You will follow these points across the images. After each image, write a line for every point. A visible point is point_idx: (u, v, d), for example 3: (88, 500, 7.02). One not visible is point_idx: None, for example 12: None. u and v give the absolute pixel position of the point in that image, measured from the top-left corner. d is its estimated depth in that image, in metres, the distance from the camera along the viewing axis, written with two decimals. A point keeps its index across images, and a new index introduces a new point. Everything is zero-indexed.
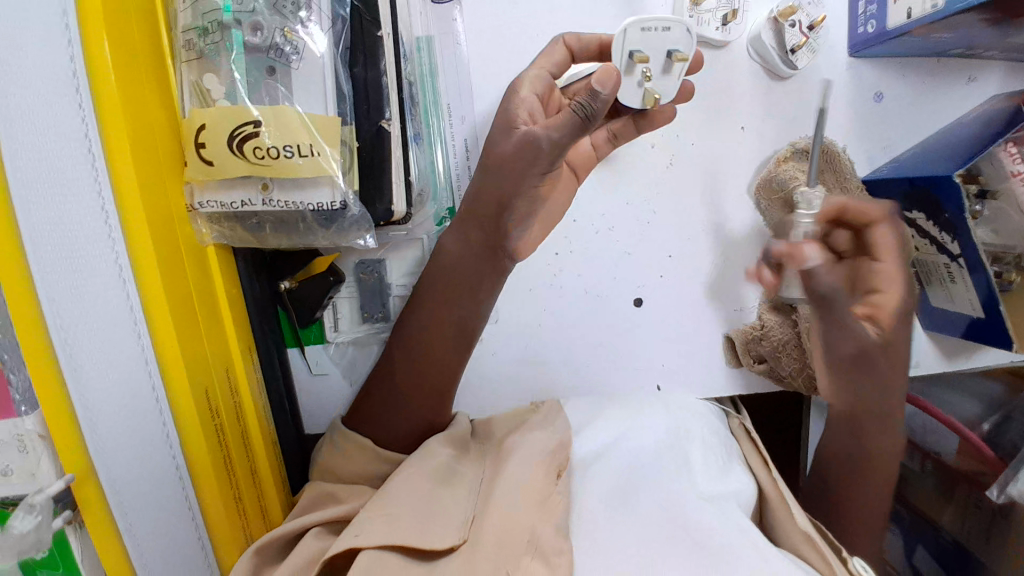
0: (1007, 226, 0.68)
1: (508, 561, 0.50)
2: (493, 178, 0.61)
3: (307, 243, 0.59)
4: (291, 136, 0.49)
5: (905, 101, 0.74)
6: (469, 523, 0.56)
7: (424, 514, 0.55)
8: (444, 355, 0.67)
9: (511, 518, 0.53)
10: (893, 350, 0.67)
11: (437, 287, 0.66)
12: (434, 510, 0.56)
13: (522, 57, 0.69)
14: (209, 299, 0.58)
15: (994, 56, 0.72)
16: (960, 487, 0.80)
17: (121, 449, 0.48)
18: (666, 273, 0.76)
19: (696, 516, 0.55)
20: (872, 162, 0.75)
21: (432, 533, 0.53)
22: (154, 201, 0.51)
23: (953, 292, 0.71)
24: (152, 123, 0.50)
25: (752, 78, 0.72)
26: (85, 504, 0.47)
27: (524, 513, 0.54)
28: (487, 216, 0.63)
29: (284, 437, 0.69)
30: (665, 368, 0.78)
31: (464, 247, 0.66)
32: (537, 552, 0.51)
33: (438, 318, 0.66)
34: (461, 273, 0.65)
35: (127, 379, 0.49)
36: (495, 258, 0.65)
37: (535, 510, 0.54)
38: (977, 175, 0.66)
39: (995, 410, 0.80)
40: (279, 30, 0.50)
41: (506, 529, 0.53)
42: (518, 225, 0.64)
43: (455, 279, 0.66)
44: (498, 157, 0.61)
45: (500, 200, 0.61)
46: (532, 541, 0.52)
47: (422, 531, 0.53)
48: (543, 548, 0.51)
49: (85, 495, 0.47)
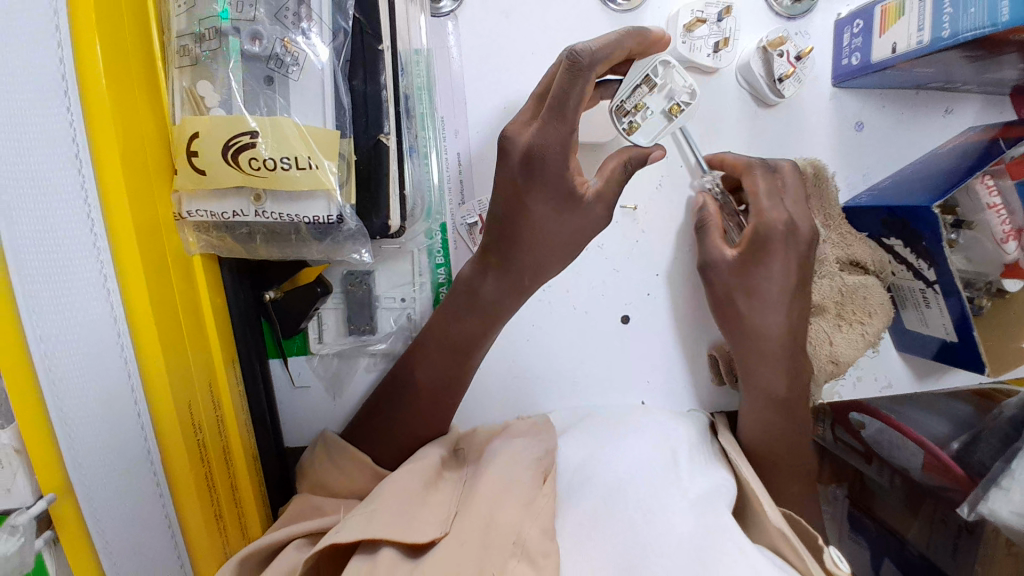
0: (980, 255, 0.72)
1: (493, 562, 0.50)
2: (535, 249, 0.64)
3: (299, 255, 0.58)
4: (289, 147, 0.48)
5: (885, 130, 0.76)
6: (450, 518, 0.55)
7: (407, 512, 0.55)
8: (449, 374, 0.68)
9: (495, 521, 0.53)
10: (769, 313, 0.70)
11: (464, 314, 0.67)
12: (418, 508, 0.56)
13: (517, 74, 0.70)
14: (194, 307, 0.56)
15: (971, 89, 0.75)
16: (926, 504, 0.86)
17: (103, 467, 0.46)
18: (653, 291, 0.77)
19: (674, 521, 0.56)
20: (852, 189, 0.77)
21: (417, 527, 0.53)
22: (143, 208, 0.49)
23: (927, 316, 0.73)
24: (142, 128, 0.49)
25: (739, 104, 0.74)
26: (61, 522, 0.45)
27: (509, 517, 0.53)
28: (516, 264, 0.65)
29: (264, 451, 0.67)
30: (651, 385, 0.79)
31: (494, 282, 0.66)
32: (524, 555, 0.51)
33: (460, 356, 0.68)
34: (484, 305, 0.66)
35: (107, 398, 0.46)
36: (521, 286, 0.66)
37: (522, 516, 0.54)
38: (953, 207, 0.71)
39: (965, 430, 0.83)
40: (279, 40, 0.49)
41: (491, 532, 0.52)
42: (548, 268, 0.66)
43: (478, 309, 0.66)
44: (534, 229, 0.63)
45: (536, 265, 0.65)
46: (518, 542, 0.51)
47: (406, 526, 0.53)
48: (529, 550, 0.51)
49: (60, 512, 0.45)
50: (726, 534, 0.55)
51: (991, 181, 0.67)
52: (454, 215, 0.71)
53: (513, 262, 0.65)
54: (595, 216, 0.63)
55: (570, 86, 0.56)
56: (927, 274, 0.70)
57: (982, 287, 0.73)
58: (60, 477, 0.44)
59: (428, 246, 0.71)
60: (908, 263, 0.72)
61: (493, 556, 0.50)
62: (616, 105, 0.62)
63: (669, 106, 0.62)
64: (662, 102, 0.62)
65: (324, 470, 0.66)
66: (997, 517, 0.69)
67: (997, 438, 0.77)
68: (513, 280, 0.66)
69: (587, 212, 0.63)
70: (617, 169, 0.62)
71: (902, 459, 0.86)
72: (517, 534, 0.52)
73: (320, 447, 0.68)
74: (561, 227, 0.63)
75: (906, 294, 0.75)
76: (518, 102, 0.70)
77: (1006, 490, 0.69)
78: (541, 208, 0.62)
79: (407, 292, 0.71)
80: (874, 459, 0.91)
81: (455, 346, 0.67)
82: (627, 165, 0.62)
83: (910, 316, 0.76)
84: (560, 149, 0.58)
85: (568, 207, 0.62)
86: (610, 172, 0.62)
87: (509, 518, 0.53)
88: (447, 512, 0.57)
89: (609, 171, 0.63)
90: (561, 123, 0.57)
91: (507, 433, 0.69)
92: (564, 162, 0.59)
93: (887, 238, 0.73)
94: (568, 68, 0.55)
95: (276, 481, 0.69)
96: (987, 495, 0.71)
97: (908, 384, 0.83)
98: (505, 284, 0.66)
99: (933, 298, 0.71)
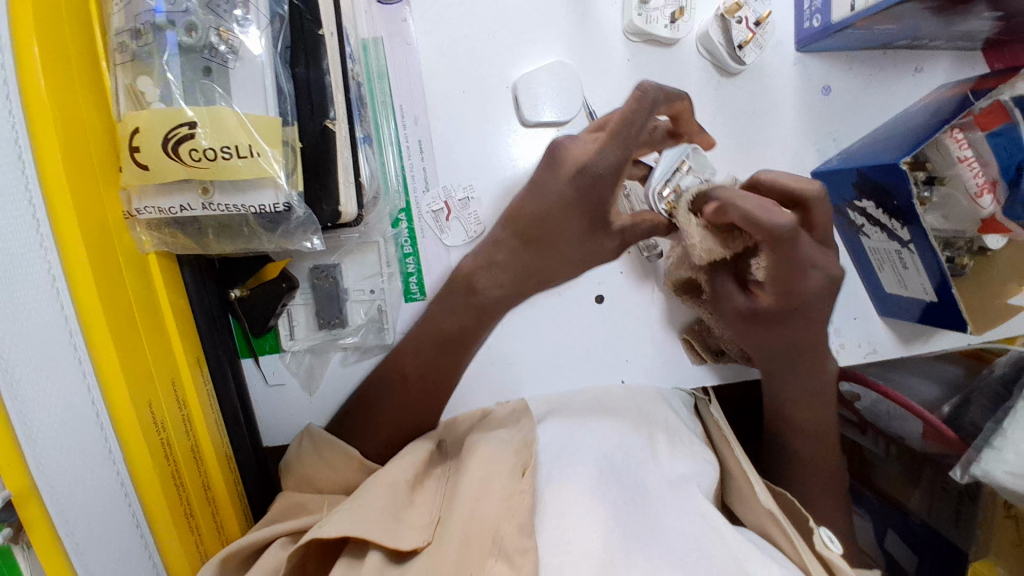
0: (956, 212, 0.71)
1: (471, 563, 0.49)
2: (540, 253, 0.66)
3: (253, 247, 0.58)
4: (230, 136, 0.48)
5: (853, 92, 0.75)
6: (434, 524, 0.55)
7: (392, 513, 0.54)
8: (434, 366, 0.69)
9: (475, 520, 0.52)
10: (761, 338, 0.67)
11: (461, 315, 0.68)
12: (405, 509, 0.56)
13: (475, 58, 0.69)
14: (151, 305, 0.55)
15: (940, 45, 0.74)
16: (926, 469, 0.84)
17: (68, 464, 0.44)
18: (626, 269, 0.76)
19: (667, 517, 0.54)
20: (824, 154, 0.76)
21: (399, 532, 0.53)
22: (89, 207, 0.48)
23: (905, 277, 0.72)
24: (86, 128, 0.49)
25: (701, 74, 0.73)
26: (31, 526, 0.42)
27: (489, 514, 0.52)
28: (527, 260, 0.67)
29: (240, 450, 0.67)
30: (629, 364, 0.78)
31: (493, 279, 0.68)
32: (501, 554, 0.49)
33: (454, 361, 0.69)
34: (486, 304, 0.68)
35: (65, 397, 0.45)
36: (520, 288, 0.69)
37: (500, 510, 0.52)
38: (924, 162, 0.69)
39: (955, 393, 0.82)
40: (213, 30, 0.49)
41: (470, 530, 0.51)
42: (549, 278, 0.69)
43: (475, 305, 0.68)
44: (537, 227, 0.65)
45: (535, 272, 0.68)
46: (495, 540, 0.50)
47: (392, 529, 0.53)
48: (506, 548, 0.49)
49: (29, 516, 0.42)
50: (707, 526, 0.53)
51: (960, 134, 0.66)
52: (420, 202, 0.70)
53: (527, 256, 0.67)
54: (614, 240, 0.64)
55: (638, 118, 0.57)
56: (900, 235, 0.68)
57: (963, 245, 0.72)
58: (26, 479, 0.41)
59: (395, 236, 0.71)
60: (881, 225, 0.71)
61: (472, 556, 0.49)
62: (657, 188, 0.63)
63: (698, 179, 0.64)
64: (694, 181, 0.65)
65: (312, 465, 0.64)
66: (990, 479, 0.67)
67: (987, 397, 0.77)
68: (515, 281, 0.68)
69: (604, 244, 0.65)
70: (648, 225, 0.64)
71: (897, 429, 0.87)
72: (494, 531, 0.51)
73: (307, 442, 0.66)
74: (579, 243, 0.65)
75: (883, 255, 0.73)
76: (477, 86, 0.69)
77: (998, 449, 0.67)
78: (569, 221, 0.63)
79: (376, 283, 0.71)
80: (869, 428, 0.91)
81: (450, 343, 0.69)
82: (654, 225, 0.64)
83: (888, 279, 0.74)
84: (609, 159, 0.58)
85: (591, 232, 0.63)
86: (643, 221, 0.63)
87: (487, 516, 0.52)
88: (432, 515, 0.56)
89: (643, 221, 0.63)
90: (619, 148, 0.58)
91: (487, 424, 0.68)
92: (613, 187, 0.60)
93: (860, 201, 0.72)
94: (639, 96, 0.56)
95: (254, 481, 0.68)
96: (978, 456, 0.69)
97: (895, 349, 0.80)
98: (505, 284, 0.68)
99: (909, 257, 0.69)
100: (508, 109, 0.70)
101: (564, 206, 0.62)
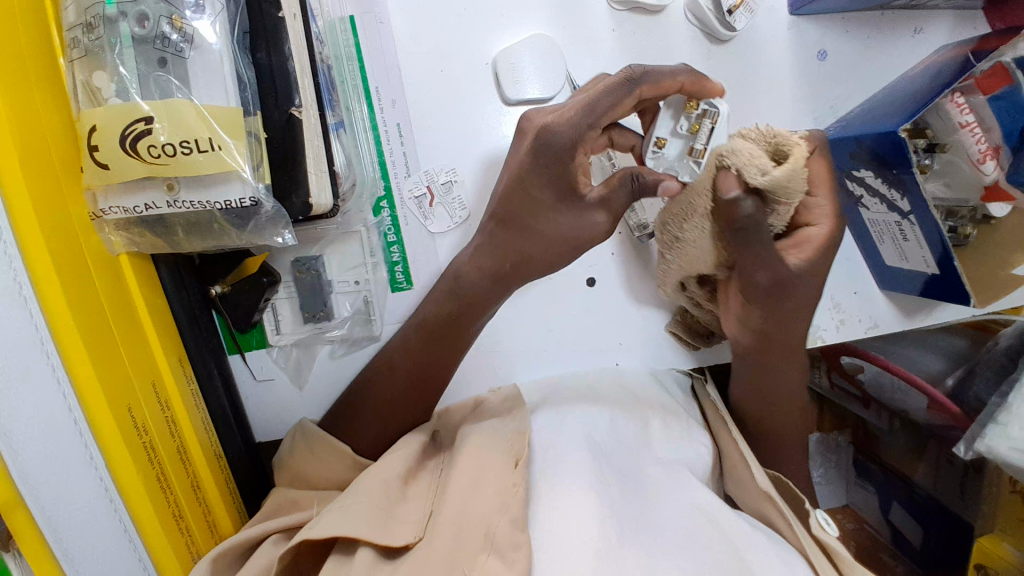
0: (958, 179, 0.69)
1: (463, 561, 0.47)
2: (522, 239, 0.64)
3: (222, 243, 0.56)
4: (187, 130, 0.46)
5: (849, 57, 0.72)
6: (424, 522, 0.53)
7: (383, 513, 0.53)
8: (424, 360, 0.67)
9: (466, 519, 0.50)
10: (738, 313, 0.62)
11: (444, 300, 0.67)
12: (395, 507, 0.55)
13: (451, 34, 0.66)
14: (125, 307, 0.54)
15: (939, 4, 0.71)
16: (930, 443, 0.84)
17: (51, 474, 0.43)
18: (618, 250, 0.75)
19: (662, 505, 0.53)
20: (820, 124, 0.73)
21: (391, 530, 0.52)
22: (52, 211, 0.47)
23: (906, 250, 0.69)
24: (44, 127, 0.47)
25: (690, 43, 0.69)
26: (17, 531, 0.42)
27: (480, 513, 0.50)
28: (510, 243, 0.65)
29: (230, 448, 0.66)
30: (624, 347, 0.77)
31: (479, 261, 0.66)
32: (493, 550, 0.47)
33: (431, 358, 0.67)
34: (474, 289, 0.66)
35: (40, 407, 0.43)
36: (506, 283, 0.66)
37: (493, 508, 0.51)
38: (924, 129, 0.67)
39: (961, 364, 0.82)
40: (165, 18, 0.47)
41: (462, 527, 0.50)
42: (537, 271, 0.67)
43: (468, 294, 0.66)
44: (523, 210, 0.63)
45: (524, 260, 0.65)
46: (487, 536, 0.48)
47: (382, 526, 0.52)
48: (498, 544, 0.47)
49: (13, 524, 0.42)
50: (703, 513, 0.52)
51: (961, 99, 0.63)
52: (402, 188, 0.68)
53: (513, 252, 0.65)
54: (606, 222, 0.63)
55: (617, 91, 0.58)
56: (901, 206, 0.66)
57: (966, 214, 0.70)
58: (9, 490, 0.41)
59: (378, 224, 0.69)
60: (882, 196, 0.68)
61: (462, 555, 0.48)
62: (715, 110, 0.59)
63: (659, 136, 0.62)
64: (669, 151, 0.62)
65: (303, 460, 0.64)
66: (996, 454, 0.66)
67: (991, 369, 0.76)
68: (505, 274, 0.66)
69: (591, 220, 0.63)
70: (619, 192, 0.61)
71: (899, 403, 0.85)
72: (486, 526, 0.49)
73: (302, 438, 0.66)
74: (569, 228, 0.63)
75: (883, 227, 0.70)
76: (456, 64, 0.67)
77: (1004, 426, 0.65)
78: (545, 197, 0.62)
79: (361, 274, 0.69)
80: (871, 403, 0.89)
81: (438, 336, 0.67)
82: (626, 183, 0.61)
83: (889, 251, 0.72)
84: (570, 132, 0.59)
85: (565, 205, 0.62)
86: (616, 181, 0.61)
87: (479, 513, 0.51)
88: (424, 512, 0.55)
89: (618, 181, 0.61)
90: (586, 115, 0.58)
91: (482, 415, 0.67)
92: (574, 153, 0.60)
93: (858, 171, 0.69)
94: (622, 78, 0.58)
95: (246, 479, 0.68)
96: (984, 431, 0.67)
97: (898, 323, 0.78)
98: (490, 272, 0.65)
99: (910, 229, 0.67)
100: (488, 87, 0.68)
101: (535, 177, 0.61)
